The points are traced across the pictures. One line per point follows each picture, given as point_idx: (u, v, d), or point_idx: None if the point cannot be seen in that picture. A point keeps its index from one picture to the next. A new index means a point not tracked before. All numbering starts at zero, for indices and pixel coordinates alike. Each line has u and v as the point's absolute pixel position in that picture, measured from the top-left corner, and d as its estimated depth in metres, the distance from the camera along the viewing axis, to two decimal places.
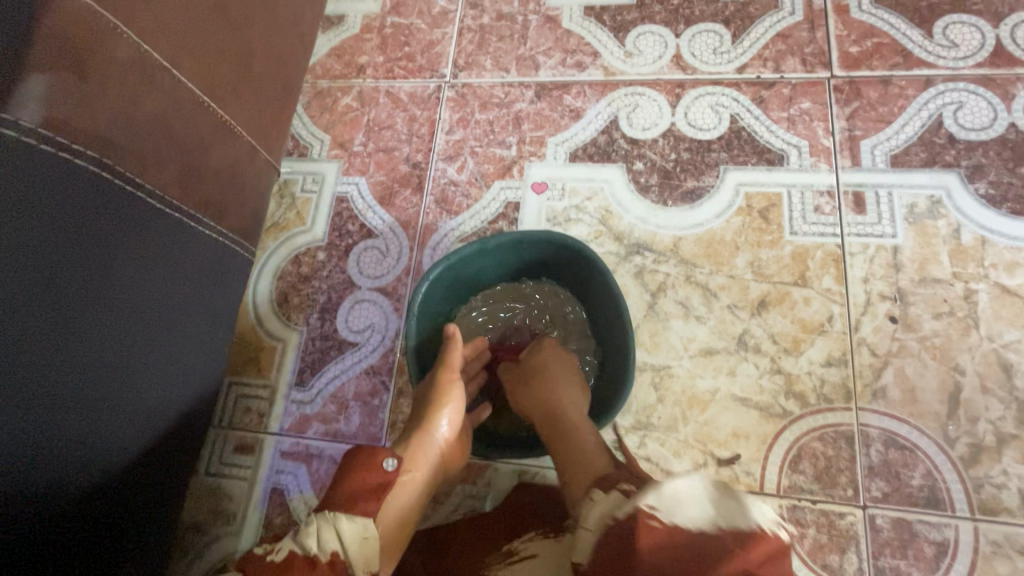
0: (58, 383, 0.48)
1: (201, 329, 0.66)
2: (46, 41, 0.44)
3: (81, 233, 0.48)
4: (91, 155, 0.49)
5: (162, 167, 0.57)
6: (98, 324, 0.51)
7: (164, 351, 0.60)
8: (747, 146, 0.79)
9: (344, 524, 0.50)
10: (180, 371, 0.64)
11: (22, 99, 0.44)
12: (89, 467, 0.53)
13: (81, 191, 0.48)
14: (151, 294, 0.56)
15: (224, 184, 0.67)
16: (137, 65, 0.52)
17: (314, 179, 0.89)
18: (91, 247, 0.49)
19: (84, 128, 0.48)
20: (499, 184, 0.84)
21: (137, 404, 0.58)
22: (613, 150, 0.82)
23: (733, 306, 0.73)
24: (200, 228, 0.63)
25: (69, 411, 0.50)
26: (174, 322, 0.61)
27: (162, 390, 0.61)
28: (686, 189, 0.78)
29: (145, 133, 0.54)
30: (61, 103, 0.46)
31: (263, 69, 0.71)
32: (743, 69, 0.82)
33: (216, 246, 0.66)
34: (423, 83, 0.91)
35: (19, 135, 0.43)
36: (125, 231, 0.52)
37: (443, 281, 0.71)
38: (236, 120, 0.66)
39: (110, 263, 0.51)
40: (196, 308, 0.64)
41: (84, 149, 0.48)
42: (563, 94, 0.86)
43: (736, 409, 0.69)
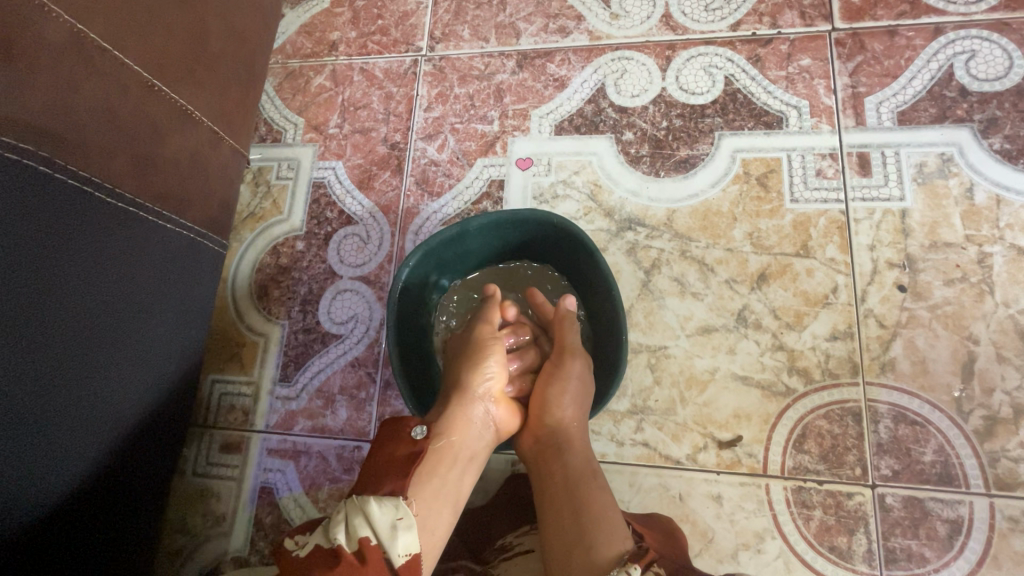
0: (15, 393, 0.46)
1: (165, 329, 0.62)
2: None
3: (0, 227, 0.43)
4: (28, 148, 0.46)
5: (102, 153, 0.52)
6: (51, 329, 0.48)
7: (123, 355, 0.56)
8: (744, 109, 0.74)
9: (373, 508, 0.50)
10: (147, 374, 0.60)
11: None
12: (48, 480, 0.50)
13: (19, 189, 0.45)
14: (99, 296, 0.52)
15: (185, 174, 0.63)
16: (69, 42, 0.48)
17: (289, 165, 0.85)
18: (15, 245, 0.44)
19: (16, 119, 0.45)
20: (483, 162, 0.79)
21: (98, 412, 0.54)
22: (601, 120, 0.77)
23: (732, 280, 0.69)
24: (157, 221, 0.59)
25: (30, 421, 0.47)
26: (132, 323, 0.57)
27: (127, 396, 0.58)
28: (679, 158, 0.74)
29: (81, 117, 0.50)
30: None
31: (221, 49, 0.66)
32: (738, 26, 0.77)
33: (178, 242, 0.62)
34: (399, 58, 0.86)
35: None
36: (59, 228, 0.48)
37: (434, 262, 0.68)
38: (193, 103, 0.62)
39: (41, 262, 0.47)
40: (158, 308, 0.60)
41: (17, 141, 0.45)
42: (546, 62, 0.81)
43: (737, 389, 0.66)
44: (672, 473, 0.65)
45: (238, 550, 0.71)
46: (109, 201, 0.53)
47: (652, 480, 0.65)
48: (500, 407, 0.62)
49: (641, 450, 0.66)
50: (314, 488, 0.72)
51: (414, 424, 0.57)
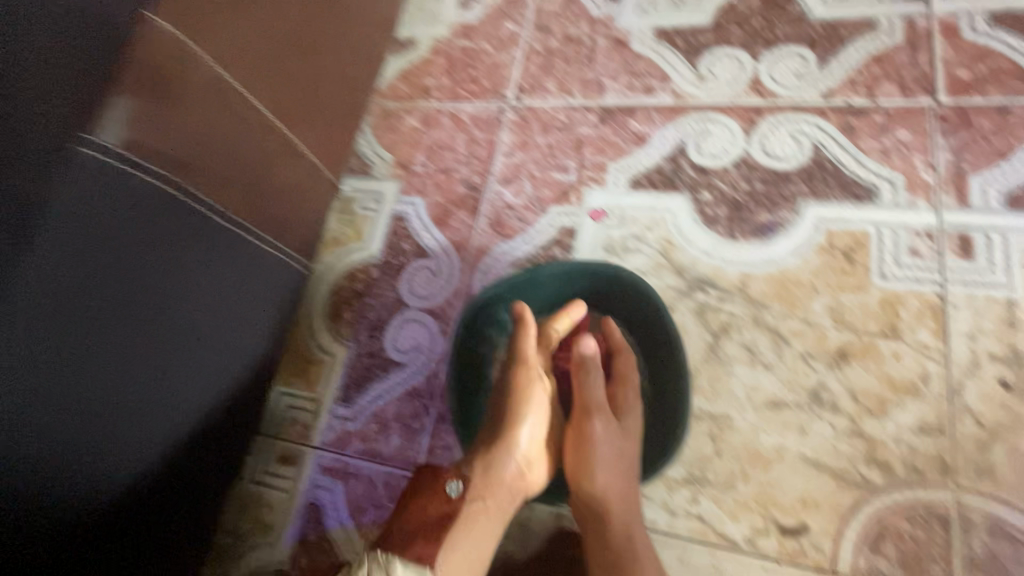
0: (106, 388, 0.51)
1: (216, 337, 0.62)
2: (135, 70, 0.47)
3: (57, 227, 0.44)
4: (161, 172, 0.51)
5: (191, 163, 0.53)
6: (146, 333, 0.53)
7: (167, 360, 0.56)
8: (831, 179, 0.72)
9: (397, 568, 0.50)
10: (195, 379, 0.61)
11: (106, 122, 0.46)
12: (77, 479, 0.51)
13: (148, 208, 0.50)
14: (152, 300, 0.53)
15: (285, 202, 0.68)
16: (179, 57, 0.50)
17: (374, 198, 0.90)
18: (76, 247, 0.46)
19: (162, 151, 0.50)
20: (556, 209, 0.81)
21: (134, 416, 0.55)
22: (679, 178, 0.77)
23: (808, 354, 0.65)
24: (229, 228, 0.59)
25: (114, 415, 0.52)
26: (181, 328, 0.57)
27: (168, 403, 0.58)
28: (759, 222, 0.72)
29: (174, 126, 0.51)
30: (142, 126, 0.48)
31: (331, 94, 0.73)
32: (830, 95, 0.76)
33: (245, 252, 0.63)
34: (487, 105, 0.92)
35: (103, 156, 0.46)
36: (122, 229, 0.49)
37: (508, 302, 0.70)
38: (301, 140, 0.68)
39: (100, 264, 0.48)
40: (214, 317, 0.61)
41: (158, 169, 0.50)
42: (628, 118, 0.83)
43: (806, 472, 0.61)
44: (728, 554, 0.60)
45: (281, 561, 0.74)
46: (202, 219, 0.56)
47: (703, 559, 0.61)
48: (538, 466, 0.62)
49: (695, 524, 0.62)
50: (359, 511, 0.73)
51: (449, 481, 0.57)
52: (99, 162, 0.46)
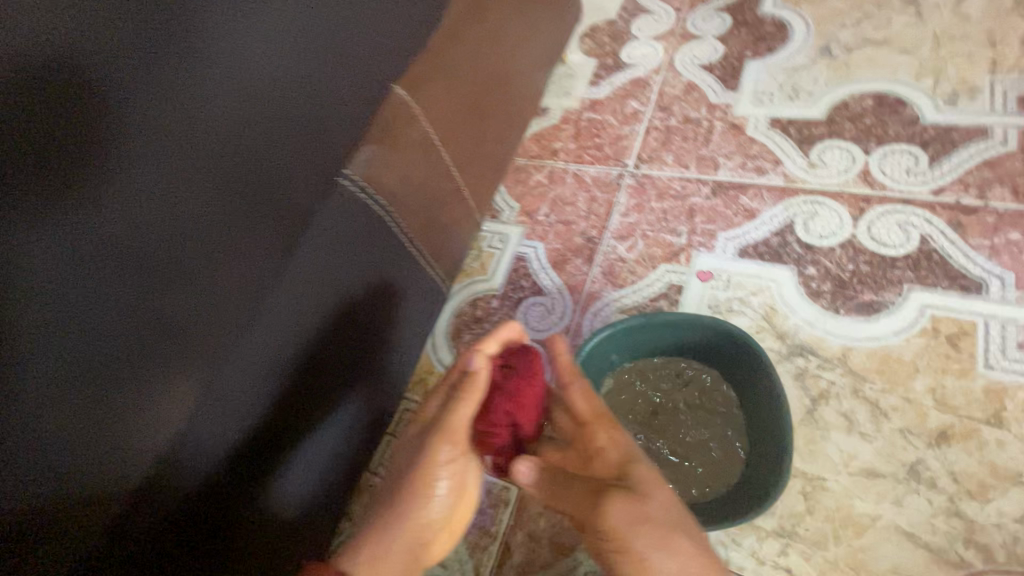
0: (257, 347, 0.49)
1: (194, 281, 0.42)
2: (379, 125, 0.61)
3: (160, 132, 0.40)
4: (381, 202, 0.64)
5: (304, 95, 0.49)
6: (296, 296, 0.53)
7: (170, 298, 0.41)
8: (938, 268, 0.77)
9: None
10: (274, 348, 0.51)
11: (358, 163, 0.59)
12: (160, 442, 0.42)
13: (362, 223, 0.61)
14: (213, 221, 0.43)
15: (451, 235, 0.81)
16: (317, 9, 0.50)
17: (499, 238, 1.03)
18: (177, 158, 0.41)
19: (386, 185, 0.64)
20: (665, 267, 0.90)
21: (255, 378, 0.50)
22: (786, 252, 0.85)
23: (906, 430, 0.68)
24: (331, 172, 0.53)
25: (259, 378, 0.50)
26: (203, 256, 0.43)
27: (162, 371, 0.41)
28: (862, 301, 0.78)
29: (292, 57, 0.48)
30: (376, 167, 0.62)
31: (490, 151, 0.88)
32: (940, 192, 0.82)
33: (347, 212, 0.58)
34: (608, 170, 1.04)
35: (351, 186, 0.59)
36: (217, 142, 0.43)
37: (618, 341, 0.77)
38: (467, 186, 0.82)
39: (199, 182, 0.42)
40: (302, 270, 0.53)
41: (380, 198, 0.63)
42: (740, 194, 0.93)
43: (901, 544, 0.63)
44: None
45: None
46: (394, 237, 0.68)
47: None
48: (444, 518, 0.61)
49: None
50: None
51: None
52: (346, 188, 0.58)
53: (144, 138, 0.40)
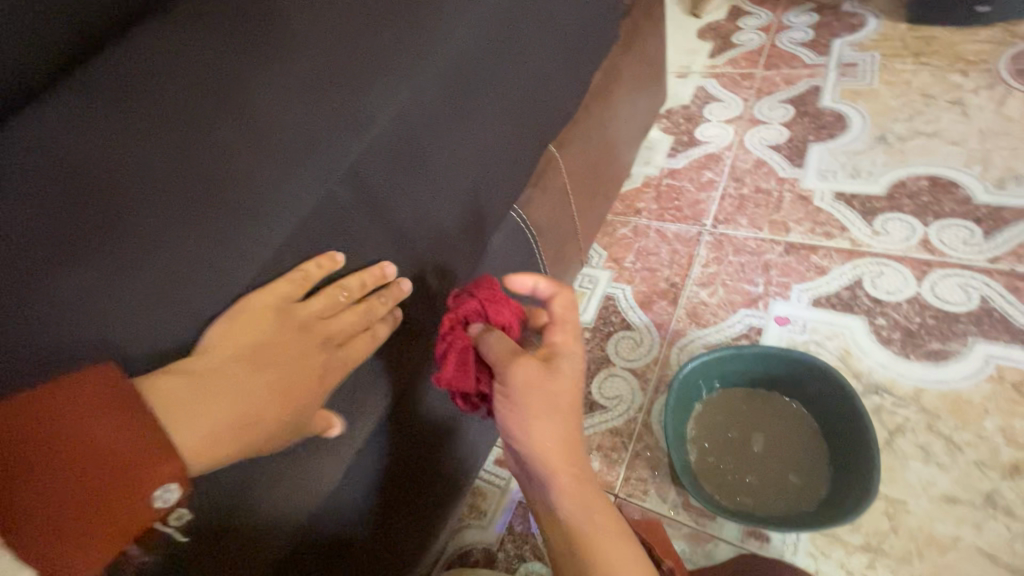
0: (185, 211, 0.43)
1: (274, 223, 0.47)
2: (539, 174, 0.79)
3: (305, 103, 0.49)
4: (533, 234, 0.80)
5: (443, 111, 0.59)
6: (256, 165, 0.47)
7: (256, 233, 0.46)
8: (999, 325, 0.87)
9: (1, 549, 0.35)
10: (260, 210, 0.46)
11: (525, 202, 0.78)
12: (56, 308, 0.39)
13: (519, 249, 0.77)
14: (316, 173, 0.49)
15: (568, 269, 0.96)
16: (466, 44, 0.60)
17: (590, 279, 1.16)
18: (305, 123, 0.49)
19: (537, 221, 0.81)
20: (745, 312, 1.02)
21: (168, 242, 0.42)
22: (856, 304, 0.96)
23: (980, 463, 0.76)
24: (463, 177, 0.64)
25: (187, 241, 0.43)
26: (307, 212, 0.49)
27: (160, 235, 0.42)
28: (930, 349, 0.88)
29: (439, 77, 0.57)
30: (534, 206, 0.79)
31: (600, 203, 1.04)
32: (996, 260, 0.94)
33: (470, 198, 0.66)
34: (688, 228, 1.19)
35: (518, 219, 0.76)
36: (354, 127, 0.51)
37: (711, 368, 0.88)
38: (583, 229, 0.98)
39: (302, 135, 0.49)
40: (419, 244, 0.61)
41: (533, 231, 0.80)
42: (811, 253, 1.06)
43: (983, 564, 0.70)
44: None
45: (489, 542, 0.90)
46: (537, 265, 0.83)
47: None
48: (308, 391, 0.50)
49: None
50: None
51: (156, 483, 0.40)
52: (513, 219, 0.76)
53: (261, 85, 0.49)
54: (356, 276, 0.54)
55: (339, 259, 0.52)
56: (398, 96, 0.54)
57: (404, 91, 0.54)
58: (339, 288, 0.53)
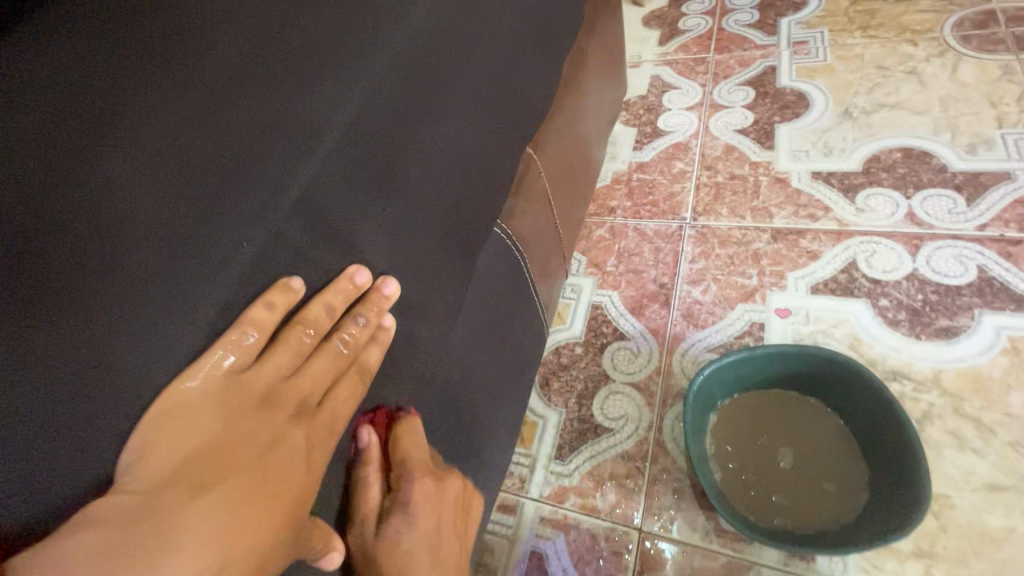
0: (69, 284, 0.31)
1: (206, 279, 0.35)
2: (520, 181, 0.68)
3: (225, 106, 0.36)
4: (521, 251, 0.70)
5: (409, 107, 0.47)
6: (155, 201, 0.33)
7: (182, 296, 0.34)
8: (1002, 294, 0.85)
9: None
10: (181, 261, 0.34)
11: (509, 215, 0.67)
12: None
13: (508, 270, 0.66)
14: (254, 203, 0.37)
15: (554, 283, 0.86)
16: (424, 26, 0.49)
17: (572, 289, 1.07)
18: (231, 134, 0.36)
19: (523, 235, 0.70)
20: (743, 307, 0.96)
21: (49, 337, 0.30)
22: (855, 287, 0.92)
23: (1015, 443, 0.73)
24: (444, 185, 0.52)
25: (82, 325, 0.31)
26: (250, 256, 0.37)
27: (36, 333, 0.30)
28: (939, 326, 0.84)
29: (400, 68, 0.46)
30: (519, 218, 0.68)
31: (578, 206, 0.94)
32: (984, 227, 0.92)
33: (454, 216, 0.54)
34: (667, 222, 1.11)
35: (504, 235, 0.65)
36: (300, 136, 0.39)
37: (724, 375, 0.80)
38: (565, 237, 0.88)
39: (227, 150, 0.36)
40: (402, 269, 0.49)
41: (520, 248, 0.69)
42: (799, 238, 1.01)
43: None
44: None
45: None
46: (527, 285, 0.73)
47: None
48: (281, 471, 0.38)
49: None
50: (583, 564, 0.79)
51: None
52: (500, 236, 0.64)
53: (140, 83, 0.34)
54: (319, 306, 0.42)
55: (297, 288, 0.40)
56: (351, 92, 0.42)
57: (358, 84, 0.42)
58: (300, 328, 0.41)
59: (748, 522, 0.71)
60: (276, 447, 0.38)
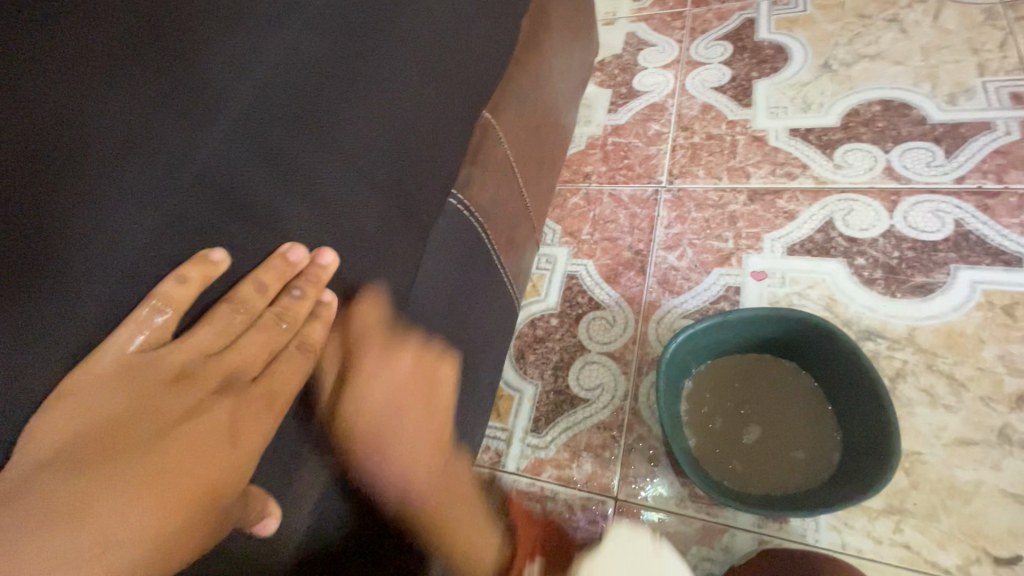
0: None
1: (90, 273, 0.31)
2: (476, 148, 0.65)
3: (113, 82, 0.33)
4: (481, 222, 0.66)
5: (335, 70, 0.43)
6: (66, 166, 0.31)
7: (72, 288, 0.30)
8: (978, 248, 0.84)
9: None
10: (94, 227, 0.31)
11: (466, 184, 0.63)
12: None
13: (466, 243, 0.63)
14: (161, 169, 0.34)
15: (524, 254, 0.83)
16: None
17: (546, 259, 1.04)
18: (116, 112, 0.33)
19: (483, 207, 0.67)
20: (718, 271, 0.94)
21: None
22: (832, 247, 0.90)
23: (987, 398, 0.73)
24: (383, 149, 0.48)
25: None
26: (142, 243, 0.33)
27: None
28: (915, 283, 0.83)
29: (322, 29, 0.42)
30: (476, 187, 0.65)
31: (547, 173, 0.91)
32: (962, 179, 0.90)
33: (399, 188, 0.50)
34: (642, 187, 1.08)
35: (461, 207, 0.62)
36: (199, 114, 0.35)
37: (697, 340, 0.78)
38: (534, 207, 0.85)
39: (139, 118, 0.33)
40: (336, 240, 0.45)
41: (480, 219, 0.66)
42: (776, 198, 0.98)
43: (1008, 505, 0.67)
44: None
45: None
46: (490, 258, 0.70)
47: None
48: (208, 448, 0.34)
49: (903, 552, 0.67)
50: None
51: None
52: (457, 208, 0.61)
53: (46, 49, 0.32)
54: (249, 285, 0.38)
55: (218, 261, 0.36)
56: (259, 60, 0.38)
57: (265, 53, 0.38)
58: (231, 302, 0.38)
59: (719, 486, 0.71)
60: (203, 423, 0.35)
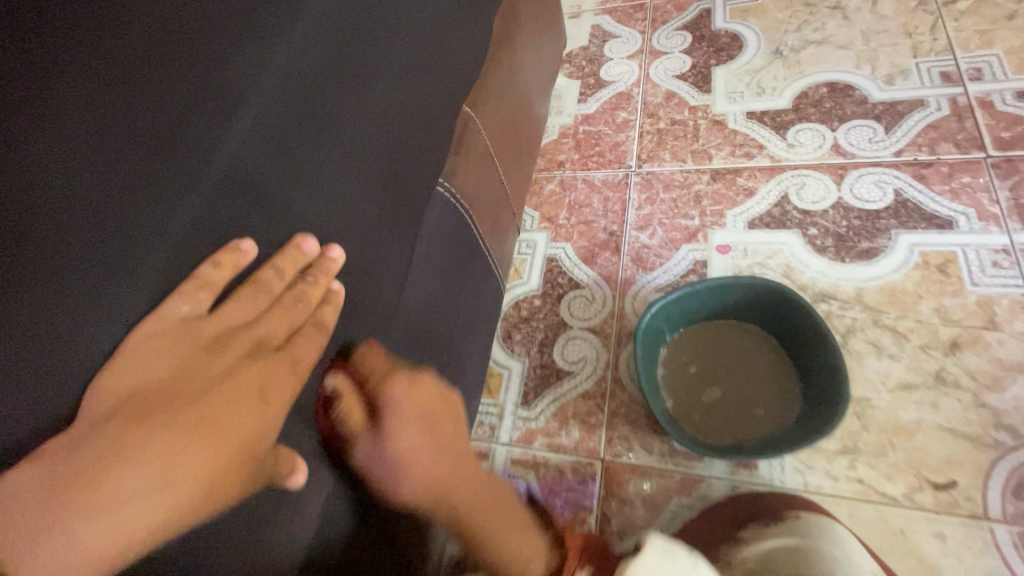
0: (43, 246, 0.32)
1: (145, 252, 0.36)
2: (458, 140, 0.70)
3: (143, 87, 0.37)
4: (467, 208, 0.72)
5: (332, 73, 0.47)
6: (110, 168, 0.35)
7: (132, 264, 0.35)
8: (915, 214, 0.93)
9: None
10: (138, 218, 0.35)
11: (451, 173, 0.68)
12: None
13: (455, 227, 0.69)
14: (191, 166, 0.38)
15: (506, 237, 0.89)
16: None
17: (527, 244, 1.10)
18: (145, 111, 0.36)
19: (467, 194, 0.72)
20: (687, 247, 1.01)
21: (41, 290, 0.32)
22: (788, 219, 0.98)
23: (926, 346, 0.82)
24: (378, 139, 0.53)
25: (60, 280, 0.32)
26: (185, 230, 0.38)
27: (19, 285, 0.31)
28: (861, 249, 0.92)
29: (318, 35, 0.46)
30: (460, 176, 0.70)
31: (524, 161, 0.97)
32: (900, 153, 0.99)
33: (394, 177, 0.55)
34: (614, 172, 1.15)
35: (448, 194, 0.67)
36: (220, 116, 0.39)
37: (669, 310, 0.85)
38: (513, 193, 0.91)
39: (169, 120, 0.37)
40: (342, 231, 0.49)
41: (465, 205, 0.72)
42: (736, 177, 1.06)
43: (944, 438, 0.76)
44: (890, 507, 0.74)
45: None
46: (476, 242, 0.75)
47: (870, 515, 0.74)
48: (248, 400, 0.40)
49: (857, 486, 0.75)
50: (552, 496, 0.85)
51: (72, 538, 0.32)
52: (445, 196, 0.66)
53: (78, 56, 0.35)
54: (271, 268, 0.43)
55: (245, 249, 0.41)
56: (268, 65, 0.42)
57: (275, 56, 0.43)
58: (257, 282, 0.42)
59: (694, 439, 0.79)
60: (244, 382, 0.40)
